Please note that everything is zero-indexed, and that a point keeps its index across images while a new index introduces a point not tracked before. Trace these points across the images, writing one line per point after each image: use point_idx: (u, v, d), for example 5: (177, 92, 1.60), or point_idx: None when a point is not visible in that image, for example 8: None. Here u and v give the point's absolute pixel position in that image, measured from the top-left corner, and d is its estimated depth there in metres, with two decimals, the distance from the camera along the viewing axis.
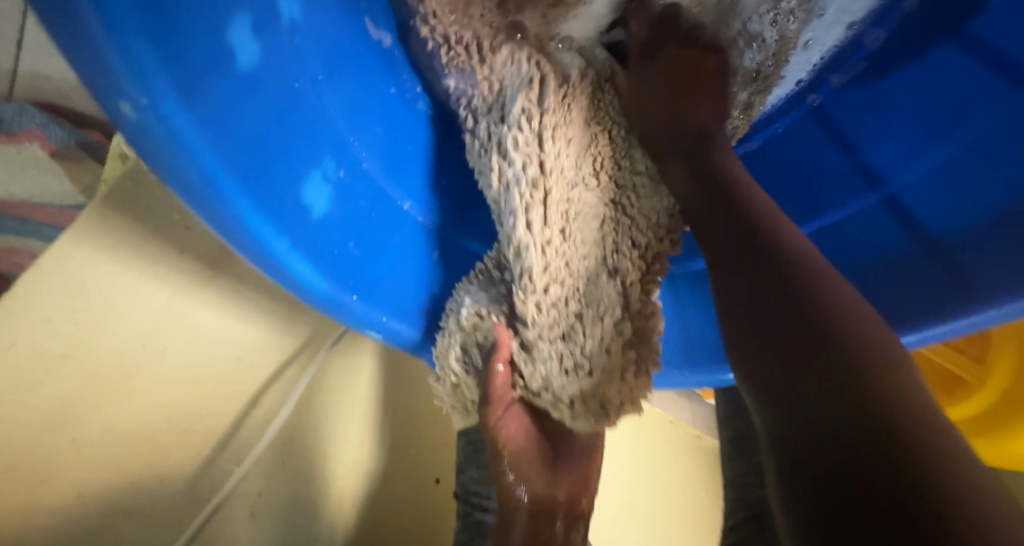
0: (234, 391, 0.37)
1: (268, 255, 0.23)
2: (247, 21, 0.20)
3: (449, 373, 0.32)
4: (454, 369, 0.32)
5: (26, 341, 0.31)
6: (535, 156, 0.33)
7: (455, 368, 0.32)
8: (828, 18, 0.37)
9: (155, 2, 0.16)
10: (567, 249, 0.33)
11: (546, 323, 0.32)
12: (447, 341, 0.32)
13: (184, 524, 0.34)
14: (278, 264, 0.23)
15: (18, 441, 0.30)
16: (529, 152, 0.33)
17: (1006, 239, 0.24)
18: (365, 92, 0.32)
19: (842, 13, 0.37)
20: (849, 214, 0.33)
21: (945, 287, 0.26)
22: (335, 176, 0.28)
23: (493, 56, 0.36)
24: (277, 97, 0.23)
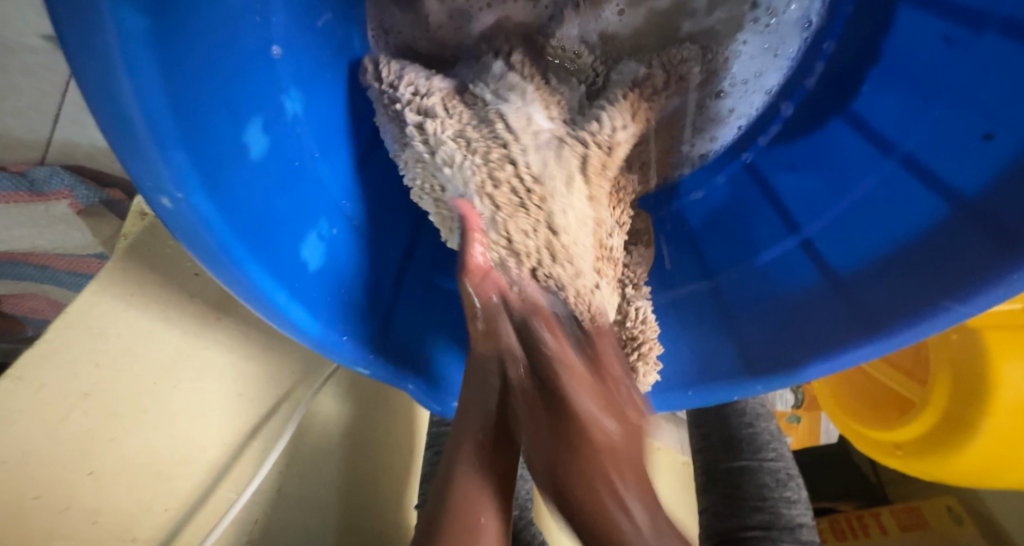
0: (235, 423, 0.41)
1: (272, 306, 0.27)
2: (256, 121, 0.26)
3: None
4: None
5: (53, 381, 0.36)
6: (530, 241, 0.32)
7: None
8: (752, 69, 0.43)
9: (190, 122, 0.21)
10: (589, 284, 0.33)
11: None
12: None
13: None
14: (279, 313, 0.27)
15: (36, 479, 0.33)
16: (535, 218, 0.33)
17: (883, 274, 0.30)
18: (354, 161, 0.38)
19: (760, 67, 0.43)
20: (778, 254, 0.38)
21: (849, 319, 0.30)
22: (327, 235, 0.33)
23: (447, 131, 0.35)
24: (281, 173, 0.29)
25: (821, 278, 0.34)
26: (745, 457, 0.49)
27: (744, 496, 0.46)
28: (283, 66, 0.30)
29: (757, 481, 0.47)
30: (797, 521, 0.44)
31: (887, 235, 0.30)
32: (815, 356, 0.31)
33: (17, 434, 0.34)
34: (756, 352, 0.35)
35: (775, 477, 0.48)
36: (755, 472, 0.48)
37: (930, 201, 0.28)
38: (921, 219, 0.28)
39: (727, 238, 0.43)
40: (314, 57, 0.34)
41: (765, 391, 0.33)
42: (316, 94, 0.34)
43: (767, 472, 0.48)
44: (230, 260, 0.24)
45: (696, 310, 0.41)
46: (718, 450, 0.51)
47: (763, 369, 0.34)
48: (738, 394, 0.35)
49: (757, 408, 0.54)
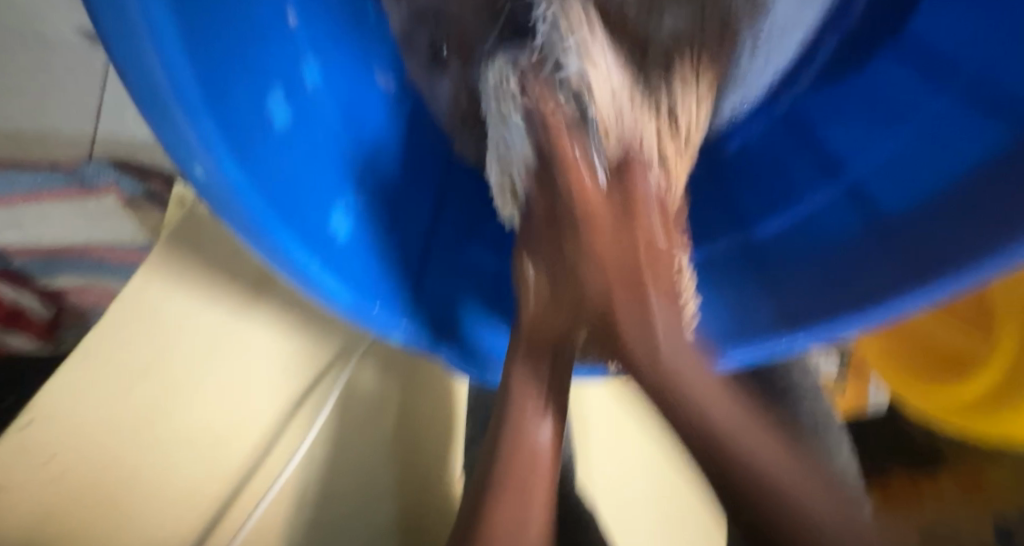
0: (279, 396, 0.43)
1: (306, 276, 0.27)
2: (276, 91, 0.26)
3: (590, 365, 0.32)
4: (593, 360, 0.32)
5: (115, 358, 0.39)
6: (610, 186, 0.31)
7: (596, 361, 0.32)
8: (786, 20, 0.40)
9: (212, 90, 0.21)
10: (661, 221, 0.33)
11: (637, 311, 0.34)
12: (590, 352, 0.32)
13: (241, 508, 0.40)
14: (312, 283, 0.27)
15: (113, 445, 0.38)
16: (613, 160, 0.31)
17: (936, 211, 0.27)
18: (375, 131, 0.38)
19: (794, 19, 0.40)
20: (823, 204, 0.36)
21: (896, 264, 0.28)
22: (353, 206, 0.33)
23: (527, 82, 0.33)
24: (303, 143, 0.29)
25: (869, 224, 0.32)
26: (780, 405, 0.47)
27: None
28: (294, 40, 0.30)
29: (793, 430, 0.45)
30: (835, 470, 0.43)
31: (944, 172, 0.28)
32: (862, 304, 0.28)
33: (89, 407, 0.38)
34: (800, 305, 0.32)
35: (811, 425, 0.46)
36: (790, 421, 0.46)
37: (991, 129, 0.26)
38: (982, 149, 0.26)
39: (768, 193, 0.41)
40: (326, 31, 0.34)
41: (815, 345, 0.30)
42: (333, 65, 0.34)
43: (802, 421, 0.46)
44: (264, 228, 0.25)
45: (732, 267, 0.39)
46: (751, 399, 0.49)
47: (804, 321, 0.32)
48: (775, 353, 0.31)
49: (793, 357, 0.52)
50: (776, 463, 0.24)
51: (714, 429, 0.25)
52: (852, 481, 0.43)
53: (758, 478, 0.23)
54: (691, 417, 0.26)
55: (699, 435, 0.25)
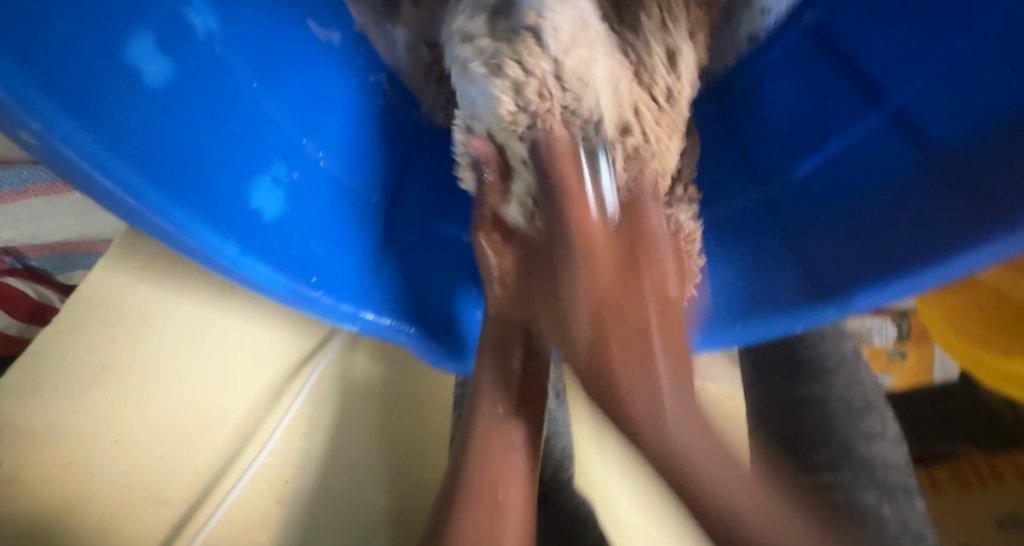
0: (253, 388, 0.41)
1: (222, 264, 0.24)
2: (147, 41, 0.21)
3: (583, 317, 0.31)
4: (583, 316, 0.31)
5: (74, 357, 0.37)
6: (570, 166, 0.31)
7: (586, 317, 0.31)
8: None
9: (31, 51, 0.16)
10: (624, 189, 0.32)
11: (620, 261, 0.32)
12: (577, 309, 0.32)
13: (213, 510, 0.36)
14: (235, 270, 0.24)
15: (64, 450, 0.35)
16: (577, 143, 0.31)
17: (1002, 134, 0.20)
18: (316, 89, 0.32)
19: None
20: (857, 139, 0.29)
21: (959, 204, 0.22)
22: (286, 179, 0.29)
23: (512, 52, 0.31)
24: (201, 109, 0.24)
25: (917, 157, 0.25)
26: (806, 383, 0.41)
27: (808, 432, 0.39)
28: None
29: (823, 413, 0.39)
30: (874, 457, 0.38)
31: (1019, 74, 0.21)
32: (914, 262, 0.23)
33: (46, 410, 0.35)
34: (816, 273, 0.28)
35: (847, 406, 0.40)
36: (821, 403, 0.40)
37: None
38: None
39: (788, 131, 0.34)
40: None
41: (837, 315, 0.26)
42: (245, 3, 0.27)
43: (836, 402, 0.40)
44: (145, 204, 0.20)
45: (747, 231, 0.34)
46: (770, 376, 0.42)
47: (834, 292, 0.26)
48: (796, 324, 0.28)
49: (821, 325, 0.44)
50: (733, 486, 0.22)
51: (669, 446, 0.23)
52: (896, 469, 0.37)
53: (689, 488, 0.22)
54: (631, 418, 0.25)
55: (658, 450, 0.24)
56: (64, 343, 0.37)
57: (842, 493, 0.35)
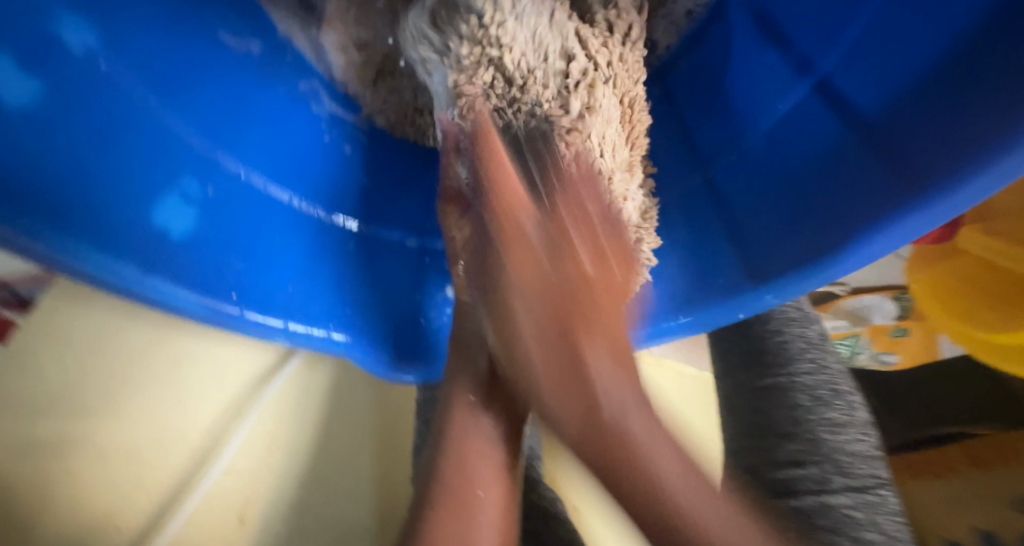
0: (209, 406, 0.40)
1: (119, 285, 0.23)
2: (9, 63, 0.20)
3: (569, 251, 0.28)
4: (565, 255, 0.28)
5: (28, 384, 0.37)
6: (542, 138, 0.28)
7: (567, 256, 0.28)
8: None
9: None
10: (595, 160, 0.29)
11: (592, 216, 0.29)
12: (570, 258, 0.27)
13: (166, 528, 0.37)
14: (136, 291, 0.23)
15: (18, 477, 0.35)
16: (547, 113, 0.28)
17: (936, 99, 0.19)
18: (231, 101, 0.32)
19: None
20: (788, 112, 0.27)
21: (897, 182, 0.20)
22: (198, 195, 0.28)
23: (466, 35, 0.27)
24: (79, 128, 0.23)
25: (850, 132, 0.24)
26: (772, 374, 0.41)
27: (772, 425, 0.39)
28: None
29: (787, 405, 0.39)
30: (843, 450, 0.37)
31: (934, 40, 0.19)
32: (855, 239, 0.21)
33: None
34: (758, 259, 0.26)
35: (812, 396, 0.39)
36: (786, 394, 0.39)
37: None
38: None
39: (721, 110, 0.32)
40: None
41: (777, 300, 0.25)
42: (132, 22, 0.27)
43: (801, 392, 0.39)
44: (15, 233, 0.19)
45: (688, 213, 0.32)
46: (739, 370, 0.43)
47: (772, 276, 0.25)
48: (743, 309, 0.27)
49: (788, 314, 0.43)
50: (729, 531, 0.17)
51: (638, 466, 0.18)
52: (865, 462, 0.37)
53: (627, 469, 0.18)
54: (629, 491, 0.18)
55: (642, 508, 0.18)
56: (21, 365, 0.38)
57: (808, 499, 0.34)
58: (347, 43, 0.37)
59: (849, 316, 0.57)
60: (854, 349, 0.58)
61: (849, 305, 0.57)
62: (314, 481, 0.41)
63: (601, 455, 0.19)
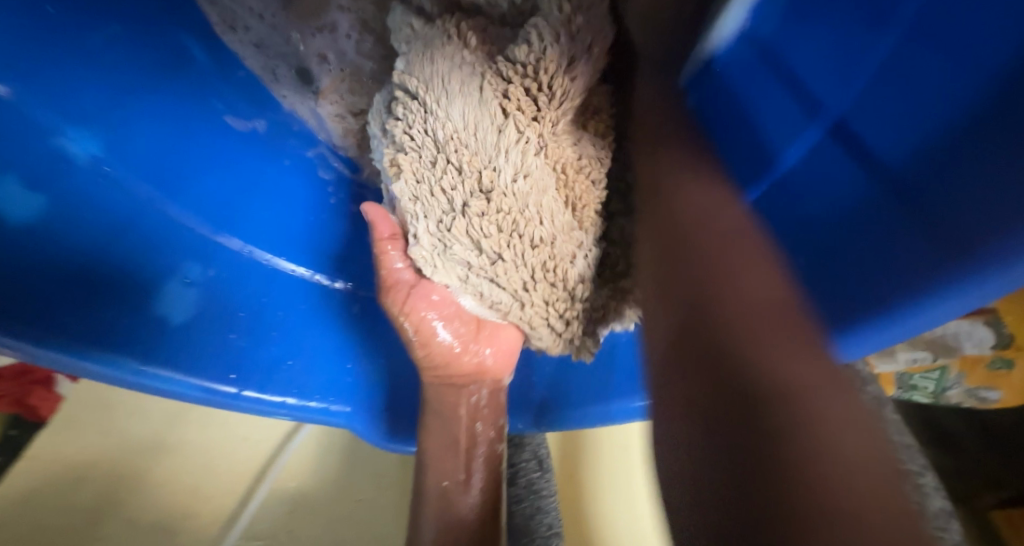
0: (240, 466, 0.43)
1: (119, 377, 0.24)
2: (13, 179, 0.22)
3: (538, 334, 0.29)
4: (542, 337, 0.29)
5: (83, 448, 0.42)
6: (471, 234, 0.26)
7: (544, 338, 0.29)
8: None
9: None
10: (528, 251, 0.26)
11: (536, 300, 0.27)
12: (539, 339, 0.29)
13: None
14: (133, 382, 0.24)
15: (78, 537, 0.39)
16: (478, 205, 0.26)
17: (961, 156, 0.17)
18: (236, 181, 0.33)
19: None
20: (803, 157, 0.25)
21: (927, 244, 0.17)
22: (202, 277, 0.29)
23: (395, 127, 0.27)
24: (84, 231, 0.24)
25: (873, 181, 0.21)
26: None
27: None
28: (40, 100, 0.23)
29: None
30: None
31: (965, 80, 0.17)
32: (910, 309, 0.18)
33: (62, 502, 0.40)
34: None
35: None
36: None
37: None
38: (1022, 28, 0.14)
39: None
40: (128, 66, 0.28)
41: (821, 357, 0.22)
42: (139, 119, 0.28)
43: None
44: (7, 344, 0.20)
45: None
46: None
47: None
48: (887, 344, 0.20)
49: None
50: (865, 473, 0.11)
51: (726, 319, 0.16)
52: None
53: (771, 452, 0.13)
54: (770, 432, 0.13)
55: (750, 396, 0.14)
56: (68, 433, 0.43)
57: None
58: (342, 111, 0.36)
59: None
60: None
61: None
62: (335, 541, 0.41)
63: (701, 332, 0.17)
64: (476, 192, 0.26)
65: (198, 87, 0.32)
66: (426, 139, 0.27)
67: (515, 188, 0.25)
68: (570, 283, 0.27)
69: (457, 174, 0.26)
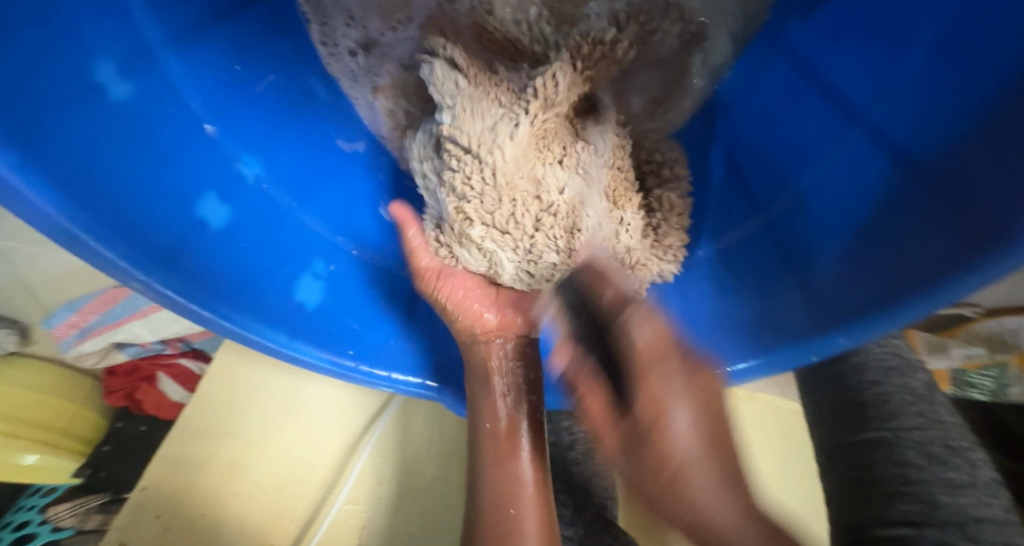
0: (334, 443, 0.48)
1: (274, 347, 0.30)
2: (211, 195, 0.29)
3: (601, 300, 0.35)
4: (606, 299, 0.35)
5: (205, 423, 0.48)
6: (552, 245, 0.33)
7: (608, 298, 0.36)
8: None
9: (120, 223, 0.24)
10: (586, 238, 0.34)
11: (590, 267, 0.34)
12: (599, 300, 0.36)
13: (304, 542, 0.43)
14: (283, 352, 0.31)
15: (199, 498, 0.45)
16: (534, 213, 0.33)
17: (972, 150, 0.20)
18: (346, 195, 0.40)
19: None
20: (841, 158, 0.28)
21: (944, 221, 0.21)
22: (325, 272, 0.36)
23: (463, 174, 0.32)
24: (251, 234, 0.32)
25: (900, 174, 0.24)
26: (873, 426, 0.37)
27: (879, 482, 0.34)
28: (229, 136, 0.31)
29: (894, 459, 0.34)
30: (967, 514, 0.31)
31: (964, 88, 0.21)
32: (898, 299, 0.22)
33: (185, 469, 0.46)
34: (834, 295, 0.26)
35: (923, 453, 0.34)
36: (890, 447, 0.35)
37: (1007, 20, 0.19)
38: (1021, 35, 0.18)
39: (778, 152, 0.34)
40: (280, 106, 0.35)
41: (849, 344, 0.24)
42: (284, 146, 0.35)
43: (908, 446, 0.35)
44: (215, 314, 0.28)
45: (747, 260, 0.34)
46: (835, 422, 0.40)
47: (837, 316, 0.25)
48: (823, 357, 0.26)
49: (885, 361, 0.41)
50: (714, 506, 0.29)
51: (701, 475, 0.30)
52: (997, 527, 0.31)
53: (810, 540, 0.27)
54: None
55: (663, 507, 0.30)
56: (202, 407, 0.49)
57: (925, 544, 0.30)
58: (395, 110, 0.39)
59: (987, 341, 0.51)
60: (1001, 381, 0.52)
61: (984, 329, 0.51)
62: (415, 512, 0.45)
63: None
64: (542, 210, 0.33)
65: (320, 117, 0.38)
66: (485, 185, 0.32)
67: (566, 199, 0.33)
68: (624, 253, 0.36)
69: (519, 201, 0.32)
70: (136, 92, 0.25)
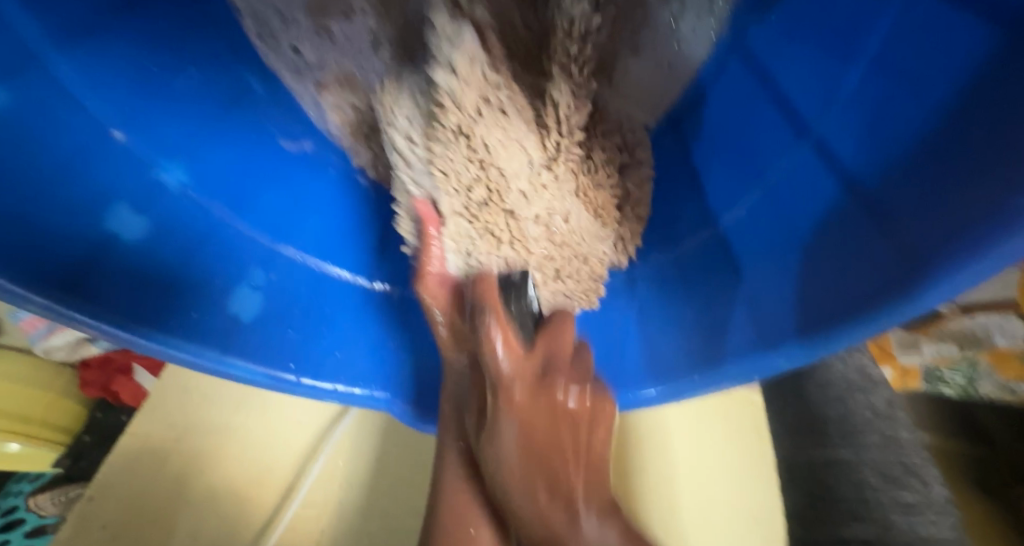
0: (293, 447, 0.47)
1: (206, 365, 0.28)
2: (123, 207, 0.28)
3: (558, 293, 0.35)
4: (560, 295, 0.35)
5: (159, 430, 0.47)
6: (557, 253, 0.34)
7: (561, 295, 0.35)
8: None
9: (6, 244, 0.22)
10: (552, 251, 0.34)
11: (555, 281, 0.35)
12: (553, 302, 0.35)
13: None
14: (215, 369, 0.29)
15: (155, 505, 0.44)
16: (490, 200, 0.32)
17: (921, 178, 0.19)
18: (288, 196, 0.37)
19: None
20: (795, 170, 0.27)
21: (890, 258, 0.19)
22: (263, 282, 0.34)
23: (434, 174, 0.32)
24: (174, 246, 0.30)
25: (849, 198, 0.22)
26: None
27: None
28: (146, 145, 0.30)
29: None
30: None
31: (916, 110, 0.19)
32: (839, 319, 0.21)
33: (141, 475, 0.45)
34: (782, 319, 0.24)
35: None
36: None
37: (969, 31, 0.17)
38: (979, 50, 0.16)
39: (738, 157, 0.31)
40: (208, 106, 0.33)
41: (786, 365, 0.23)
42: (211, 148, 0.33)
43: None
44: (133, 335, 0.26)
45: (701, 268, 0.32)
46: None
47: (781, 341, 0.23)
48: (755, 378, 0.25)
49: None
50: None
51: None
52: None
53: None
54: None
55: None
56: (160, 412, 0.48)
57: None
58: (342, 105, 0.37)
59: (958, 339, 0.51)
60: (971, 378, 0.52)
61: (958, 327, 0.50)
62: (373, 515, 0.45)
63: None
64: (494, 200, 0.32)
65: (253, 114, 0.36)
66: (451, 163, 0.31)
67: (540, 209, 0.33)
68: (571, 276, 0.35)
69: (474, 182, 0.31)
70: (20, 101, 0.23)
